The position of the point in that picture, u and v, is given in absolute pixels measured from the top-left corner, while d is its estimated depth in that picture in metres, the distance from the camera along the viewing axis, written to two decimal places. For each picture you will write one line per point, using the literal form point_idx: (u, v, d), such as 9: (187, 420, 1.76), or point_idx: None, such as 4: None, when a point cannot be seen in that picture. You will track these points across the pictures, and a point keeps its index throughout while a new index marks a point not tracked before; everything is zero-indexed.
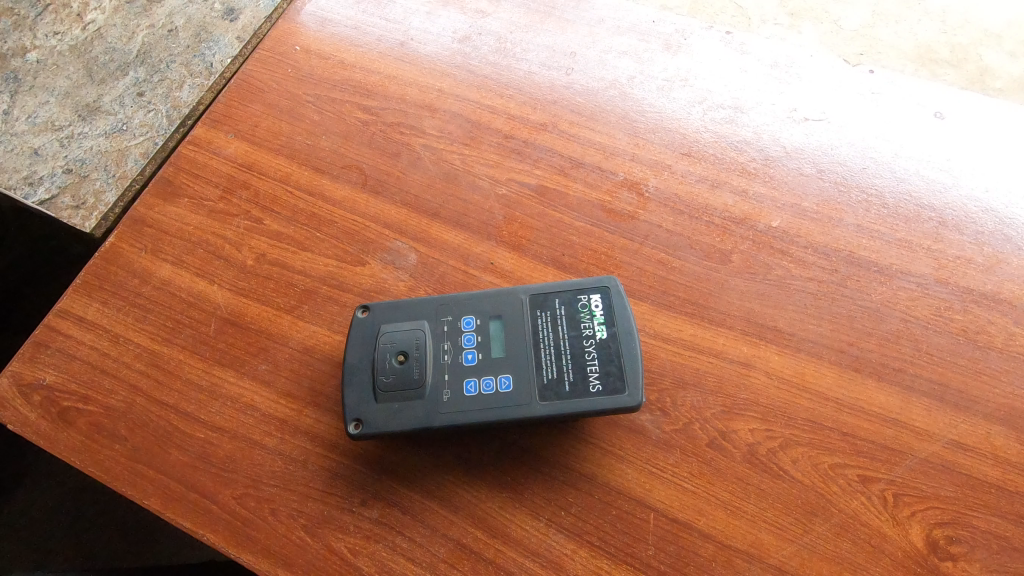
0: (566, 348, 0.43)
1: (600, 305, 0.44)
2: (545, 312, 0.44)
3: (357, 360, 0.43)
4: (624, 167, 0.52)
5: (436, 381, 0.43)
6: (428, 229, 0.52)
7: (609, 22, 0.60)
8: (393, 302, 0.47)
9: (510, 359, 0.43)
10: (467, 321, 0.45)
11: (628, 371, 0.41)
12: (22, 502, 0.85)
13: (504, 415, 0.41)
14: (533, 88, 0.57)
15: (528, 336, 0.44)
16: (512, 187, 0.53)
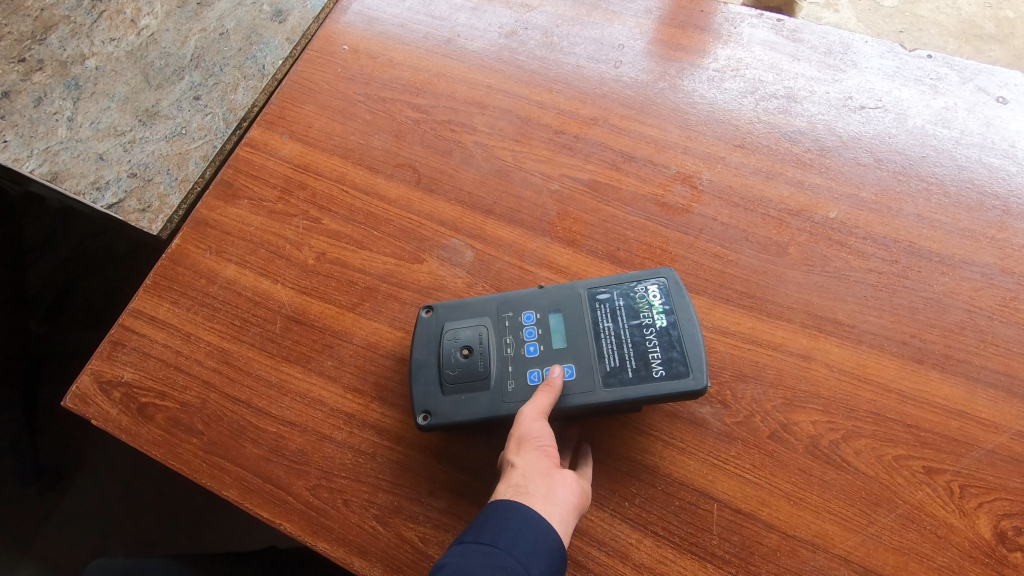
0: (627, 336, 0.44)
1: (657, 295, 0.45)
2: (604, 304, 0.46)
3: (424, 356, 0.45)
4: (676, 161, 0.52)
5: (500, 372, 0.44)
6: (483, 226, 0.52)
7: (656, 13, 0.59)
8: (453, 302, 0.48)
9: (572, 349, 0.44)
10: (527, 315, 0.46)
11: (690, 356, 0.42)
12: (86, 488, 0.93)
13: (570, 403, 0.42)
14: (582, 82, 0.57)
15: (588, 326, 0.45)
16: (565, 182, 0.53)
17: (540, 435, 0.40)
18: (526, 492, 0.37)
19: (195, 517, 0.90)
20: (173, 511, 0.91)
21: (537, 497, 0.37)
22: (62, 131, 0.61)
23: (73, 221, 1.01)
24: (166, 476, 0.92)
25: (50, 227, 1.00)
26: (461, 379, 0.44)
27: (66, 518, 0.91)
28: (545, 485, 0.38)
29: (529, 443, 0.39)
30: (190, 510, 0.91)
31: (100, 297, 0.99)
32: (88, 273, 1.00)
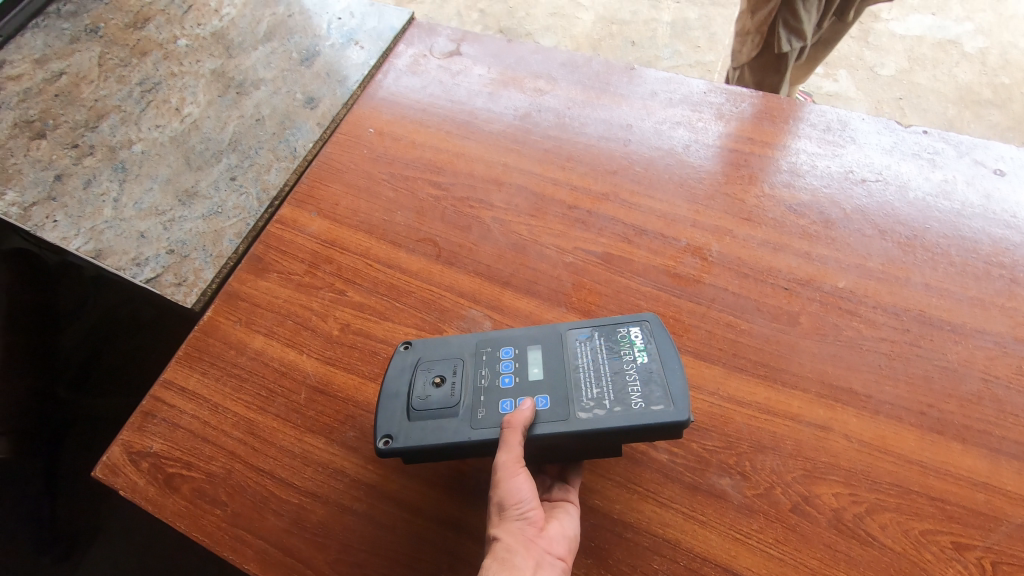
0: (604, 373, 0.44)
1: (639, 336, 0.46)
2: (586, 342, 0.47)
3: (395, 386, 0.46)
4: (686, 233, 0.55)
5: (471, 401, 0.44)
6: (501, 297, 0.54)
7: (661, 95, 0.63)
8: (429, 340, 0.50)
9: (548, 380, 0.45)
10: (505, 350, 0.47)
11: (670, 392, 0.42)
12: (100, 557, 0.92)
13: (541, 431, 0.42)
14: (593, 160, 0.60)
15: (566, 361, 0.46)
16: (579, 255, 0.55)
17: (520, 498, 0.39)
18: (514, 565, 0.37)
19: None
20: None
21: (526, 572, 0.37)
22: (107, 211, 0.65)
23: (104, 287, 1.06)
24: (181, 544, 0.92)
25: (80, 293, 1.05)
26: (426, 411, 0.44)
27: None
28: (530, 557, 0.38)
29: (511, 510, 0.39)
30: None
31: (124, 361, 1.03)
32: (118, 337, 1.05)
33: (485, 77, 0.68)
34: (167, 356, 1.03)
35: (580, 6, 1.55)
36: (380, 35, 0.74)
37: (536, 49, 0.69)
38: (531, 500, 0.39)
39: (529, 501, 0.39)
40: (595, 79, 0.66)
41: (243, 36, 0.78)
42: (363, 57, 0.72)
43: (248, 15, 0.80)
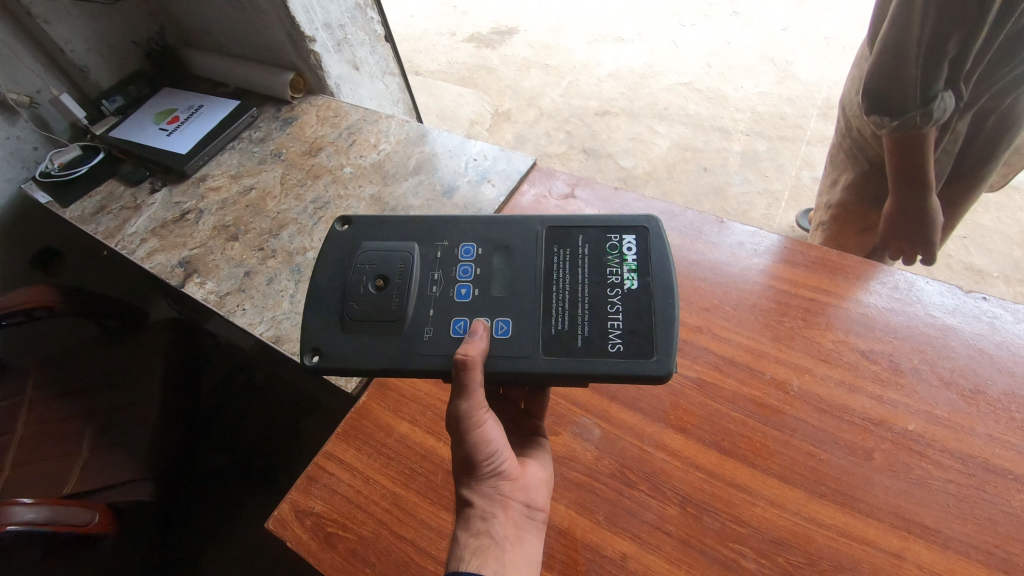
0: (586, 295, 0.57)
1: (633, 248, 0.59)
2: (561, 255, 0.60)
3: (329, 279, 0.60)
4: (770, 368, 0.65)
5: (420, 310, 0.58)
6: (609, 409, 0.65)
7: (747, 246, 0.75)
8: (378, 223, 0.63)
9: (516, 304, 0.58)
10: (462, 259, 0.61)
11: (656, 339, 0.54)
12: None
13: (512, 349, 0.55)
14: (689, 296, 0.72)
15: (537, 275, 0.59)
16: (676, 378, 0.66)
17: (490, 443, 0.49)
18: (490, 530, 0.47)
19: None
20: None
21: (500, 538, 0.46)
22: (286, 305, 0.82)
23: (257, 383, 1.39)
24: None
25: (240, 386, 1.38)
26: (372, 306, 0.58)
27: None
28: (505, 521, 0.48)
29: (479, 463, 0.49)
30: None
31: (255, 428, 1.32)
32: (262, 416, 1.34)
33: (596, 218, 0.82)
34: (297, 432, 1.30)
35: (657, 133, 1.75)
36: (509, 176, 0.90)
37: (639, 198, 0.84)
38: (500, 450, 0.50)
39: (502, 447, 0.50)
40: (690, 227, 0.79)
41: (397, 169, 0.97)
42: (495, 193, 0.89)
43: (401, 152, 1.00)
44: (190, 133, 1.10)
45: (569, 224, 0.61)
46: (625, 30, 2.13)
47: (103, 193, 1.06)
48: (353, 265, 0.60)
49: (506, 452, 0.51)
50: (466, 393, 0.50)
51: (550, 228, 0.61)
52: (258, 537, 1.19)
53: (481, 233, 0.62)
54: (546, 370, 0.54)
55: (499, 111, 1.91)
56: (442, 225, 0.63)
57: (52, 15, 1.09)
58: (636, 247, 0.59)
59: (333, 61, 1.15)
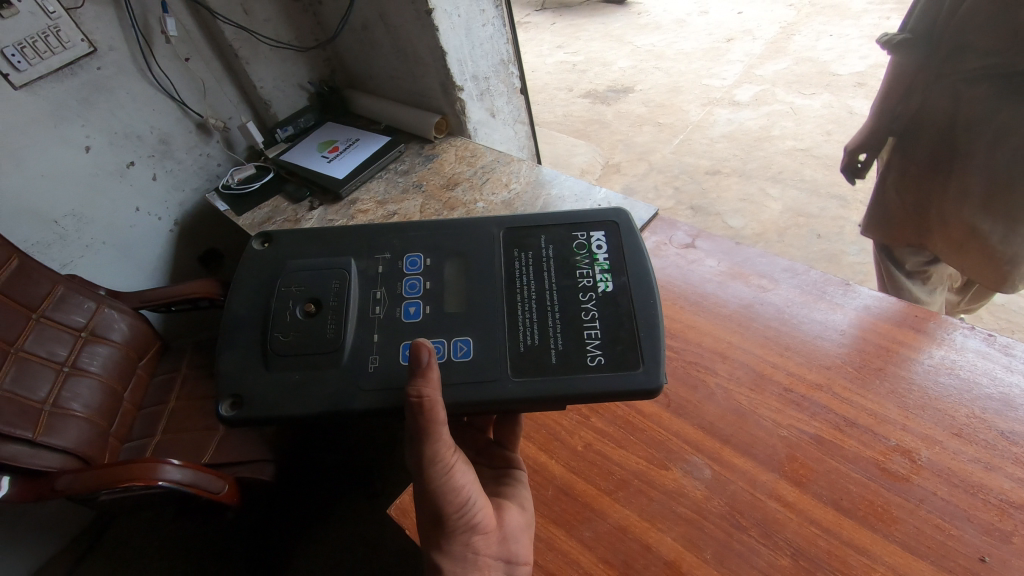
0: (559, 300, 0.58)
1: (600, 246, 0.62)
2: (520, 256, 0.62)
3: (246, 312, 0.60)
4: (895, 434, 0.63)
5: (364, 331, 0.58)
6: (722, 451, 0.66)
7: (875, 310, 0.75)
8: (298, 240, 0.64)
9: (468, 328, 0.58)
10: (407, 278, 0.61)
11: (641, 348, 0.55)
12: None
13: (473, 373, 0.55)
14: (809, 353, 0.73)
15: (491, 290, 0.60)
16: (794, 431, 0.66)
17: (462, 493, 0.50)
18: None
19: None
20: None
21: None
22: None
23: None
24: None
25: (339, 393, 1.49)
26: (305, 332, 0.57)
27: None
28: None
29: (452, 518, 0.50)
30: None
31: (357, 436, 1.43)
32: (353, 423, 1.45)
33: (717, 269, 0.85)
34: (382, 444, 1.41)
35: (770, 195, 1.75)
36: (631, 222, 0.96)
37: (761, 253, 0.86)
38: (474, 502, 0.51)
39: (473, 496, 0.51)
40: (813, 287, 0.80)
41: (526, 207, 1.06)
42: None
43: (529, 192, 1.09)
44: (347, 161, 1.26)
45: (515, 226, 0.64)
46: (742, 94, 2.17)
47: (269, 206, 1.23)
48: (283, 293, 0.60)
49: (476, 497, 0.51)
50: (430, 437, 0.48)
51: (509, 232, 0.63)
52: (349, 533, 1.30)
53: (427, 244, 0.64)
54: (520, 392, 0.54)
55: (610, 162, 1.99)
56: (382, 236, 0.64)
57: (253, 57, 1.30)
58: (605, 248, 0.61)
59: (475, 107, 1.29)
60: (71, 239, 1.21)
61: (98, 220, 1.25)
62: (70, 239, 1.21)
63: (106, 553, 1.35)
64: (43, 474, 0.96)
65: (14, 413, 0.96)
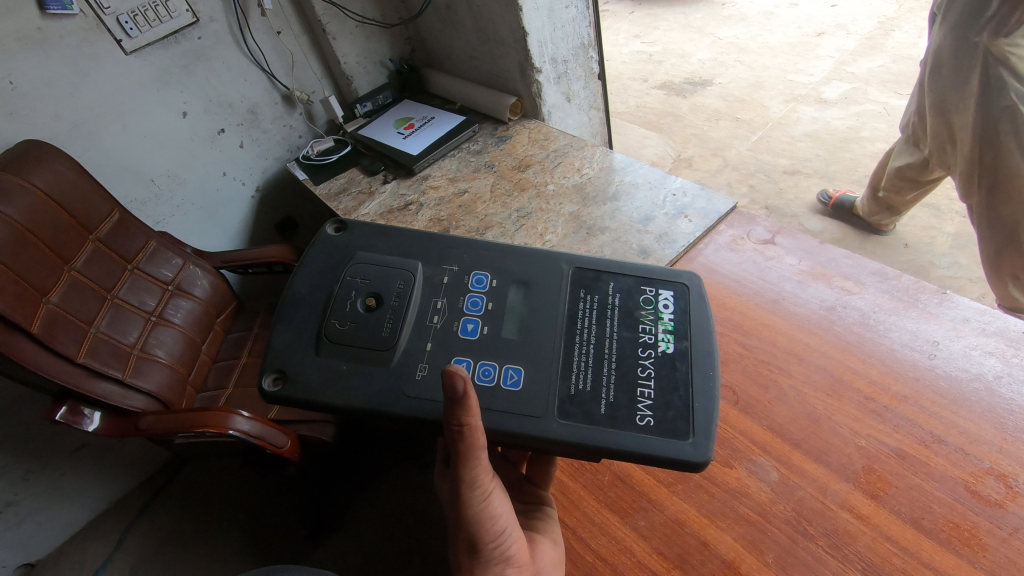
0: (616, 354, 0.52)
1: (666, 305, 0.56)
2: (585, 301, 0.56)
3: (303, 293, 0.56)
4: (989, 456, 0.59)
5: (411, 340, 0.54)
6: (791, 455, 0.63)
7: (974, 323, 0.70)
8: (369, 235, 0.61)
9: (522, 359, 0.52)
10: (468, 292, 0.57)
11: (694, 419, 0.49)
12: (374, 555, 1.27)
13: (522, 410, 0.49)
14: (895, 363, 0.68)
15: (552, 326, 0.54)
16: (873, 442, 0.62)
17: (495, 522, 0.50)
18: None
19: None
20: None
21: None
22: None
23: None
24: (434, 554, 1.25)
25: None
26: (360, 326, 0.53)
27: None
28: None
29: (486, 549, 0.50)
30: None
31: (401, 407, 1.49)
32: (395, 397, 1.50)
33: (797, 267, 0.81)
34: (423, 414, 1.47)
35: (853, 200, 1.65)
36: (708, 214, 0.93)
37: (848, 255, 0.81)
38: (508, 533, 0.51)
39: (508, 526, 0.51)
40: (903, 293, 0.75)
41: (598, 192, 1.04)
42: (691, 228, 0.92)
43: (602, 178, 1.07)
44: (421, 139, 1.28)
45: (582, 267, 0.58)
46: (831, 92, 2.06)
47: (345, 178, 1.26)
48: (345, 283, 0.57)
49: (511, 527, 0.51)
50: (470, 467, 0.46)
51: (576, 270, 0.58)
52: (399, 502, 1.35)
53: (493, 261, 0.59)
54: (563, 437, 0.48)
55: (682, 157, 1.93)
56: (452, 246, 0.60)
57: (340, 33, 1.34)
58: (673, 307, 0.55)
59: (551, 91, 1.27)
60: (164, 198, 1.29)
61: (189, 181, 1.32)
62: (164, 198, 1.29)
63: (175, 495, 1.45)
64: (129, 412, 1.03)
65: (108, 354, 1.04)
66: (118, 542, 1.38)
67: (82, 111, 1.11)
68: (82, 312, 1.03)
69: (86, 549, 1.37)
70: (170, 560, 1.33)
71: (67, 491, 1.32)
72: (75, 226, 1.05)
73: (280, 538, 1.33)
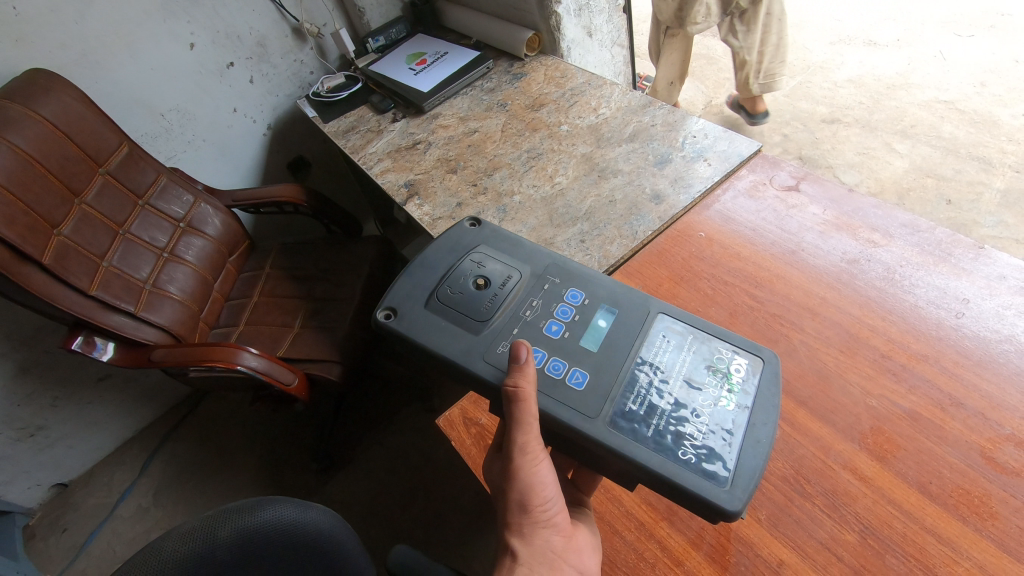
0: (676, 394, 0.51)
1: (741, 373, 0.52)
2: (665, 340, 0.55)
3: (433, 261, 0.63)
4: (1011, 422, 0.55)
5: (499, 326, 0.56)
6: (795, 413, 0.60)
7: (1011, 281, 0.64)
8: (497, 237, 0.65)
9: (594, 365, 0.53)
10: (560, 303, 0.58)
11: (737, 472, 0.46)
12: (381, 487, 1.31)
13: (577, 399, 0.51)
14: (917, 320, 0.64)
15: (627, 349, 0.54)
16: (884, 403, 0.59)
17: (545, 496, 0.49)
18: None
19: (462, 532, 1.21)
20: (442, 518, 1.24)
21: None
22: None
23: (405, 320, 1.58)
24: (444, 489, 1.28)
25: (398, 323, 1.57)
26: (466, 300, 0.58)
27: (369, 511, 1.28)
28: None
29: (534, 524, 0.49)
30: (456, 523, 1.22)
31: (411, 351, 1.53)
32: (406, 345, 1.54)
33: (820, 217, 0.76)
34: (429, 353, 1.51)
35: (895, 151, 1.53)
36: (729, 158, 0.87)
37: (877, 204, 0.76)
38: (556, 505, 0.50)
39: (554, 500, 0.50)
40: (935, 246, 0.69)
41: (613, 133, 0.98)
42: (709, 172, 0.86)
43: (619, 117, 1.01)
44: (433, 75, 1.22)
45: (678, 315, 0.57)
46: (881, 34, 1.92)
47: (354, 115, 1.22)
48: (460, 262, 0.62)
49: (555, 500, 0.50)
50: (522, 426, 0.48)
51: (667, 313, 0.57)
52: (406, 441, 1.37)
53: (591, 282, 0.60)
54: (604, 441, 0.48)
55: (713, 103, 1.82)
56: (562, 262, 0.62)
57: None
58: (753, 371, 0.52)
59: (571, 24, 1.20)
60: (175, 133, 1.28)
61: (200, 117, 1.30)
62: (174, 133, 1.28)
63: (195, 427, 1.50)
64: (142, 345, 1.05)
65: (120, 287, 1.05)
66: (143, 467, 1.44)
67: (88, 39, 1.08)
68: (94, 245, 1.03)
69: (113, 473, 1.45)
70: (190, 486, 1.39)
71: (92, 418, 1.38)
72: (84, 159, 1.04)
73: (293, 470, 1.37)
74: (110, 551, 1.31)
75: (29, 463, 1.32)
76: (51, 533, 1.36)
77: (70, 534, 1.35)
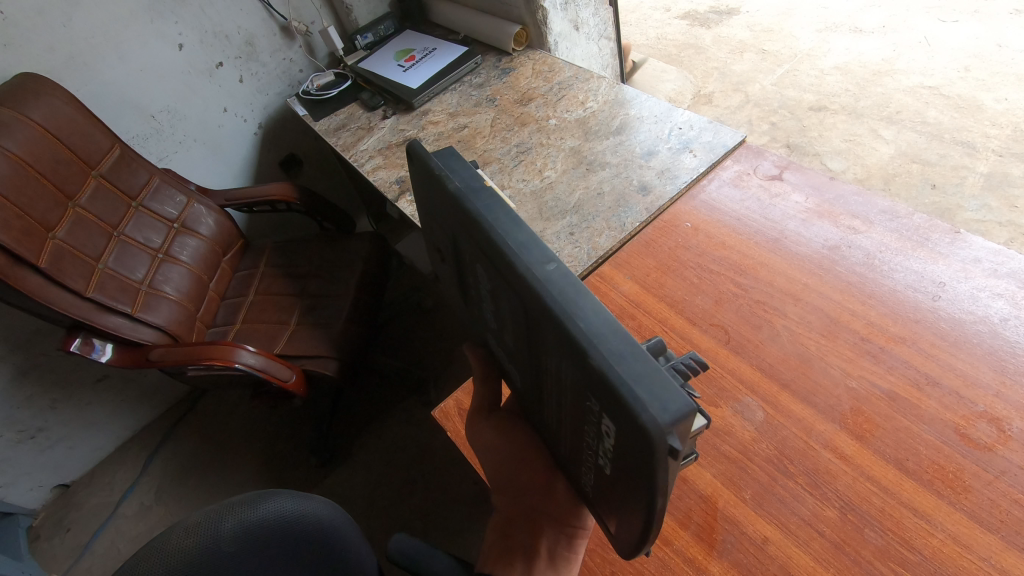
0: (573, 424, 0.36)
1: (612, 434, 0.29)
2: (547, 351, 0.34)
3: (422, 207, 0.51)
4: (985, 400, 0.57)
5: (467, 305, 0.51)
6: (778, 395, 0.62)
7: (985, 264, 0.66)
8: (428, 158, 0.41)
9: (523, 369, 0.43)
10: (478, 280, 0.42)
11: (621, 527, 0.36)
12: (380, 480, 1.33)
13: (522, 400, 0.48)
14: (896, 304, 0.66)
15: (530, 352, 0.38)
16: (864, 384, 0.61)
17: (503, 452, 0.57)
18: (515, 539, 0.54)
19: (461, 519, 1.23)
20: (441, 507, 1.26)
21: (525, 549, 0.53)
22: None
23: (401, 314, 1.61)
24: (441, 479, 1.30)
25: (394, 317, 1.61)
26: (445, 276, 0.53)
27: (369, 505, 1.29)
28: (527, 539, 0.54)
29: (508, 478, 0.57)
30: (454, 511, 1.25)
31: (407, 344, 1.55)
32: (402, 341, 1.56)
33: (802, 206, 0.78)
34: (425, 348, 1.53)
35: (881, 138, 1.54)
36: (714, 148, 0.89)
37: (858, 192, 0.78)
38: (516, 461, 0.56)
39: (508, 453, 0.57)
40: (913, 232, 0.72)
41: (601, 126, 1.00)
42: (695, 163, 0.88)
43: (606, 111, 1.02)
44: (422, 71, 1.23)
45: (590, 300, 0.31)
46: (867, 21, 1.94)
47: (345, 113, 1.23)
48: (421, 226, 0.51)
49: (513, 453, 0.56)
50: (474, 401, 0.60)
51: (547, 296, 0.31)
52: (404, 434, 1.39)
53: (484, 260, 0.37)
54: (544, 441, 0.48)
55: (702, 92, 1.83)
56: (465, 206, 0.37)
57: None
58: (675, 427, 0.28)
59: (558, 18, 1.21)
60: (166, 134, 1.28)
61: (190, 117, 1.31)
62: (165, 133, 1.28)
63: (194, 426, 1.52)
64: (140, 345, 1.06)
65: (116, 289, 1.06)
66: (144, 466, 1.46)
67: (76, 41, 1.08)
68: (88, 247, 1.04)
69: (115, 473, 1.46)
70: (191, 484, 1.41)
71: (92, 419, 1.39)
72: (75, 161, 1.05)
73: (292, 465, 1.39)
74: (114, 549, 1.32)
75: (30, 464, 1.34)
76: (55, 533, 1.37)
77: (73, 533, 1.36)
